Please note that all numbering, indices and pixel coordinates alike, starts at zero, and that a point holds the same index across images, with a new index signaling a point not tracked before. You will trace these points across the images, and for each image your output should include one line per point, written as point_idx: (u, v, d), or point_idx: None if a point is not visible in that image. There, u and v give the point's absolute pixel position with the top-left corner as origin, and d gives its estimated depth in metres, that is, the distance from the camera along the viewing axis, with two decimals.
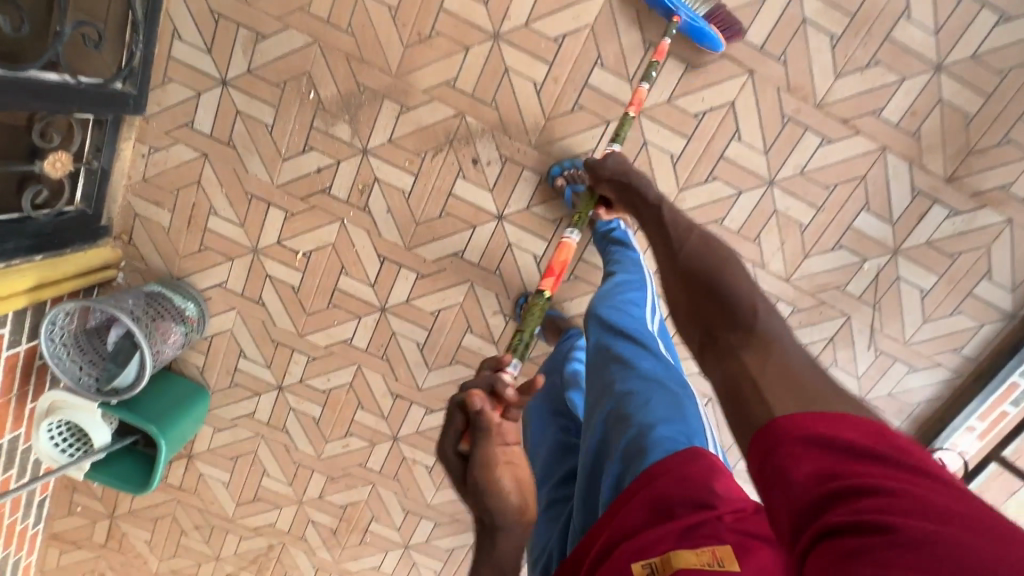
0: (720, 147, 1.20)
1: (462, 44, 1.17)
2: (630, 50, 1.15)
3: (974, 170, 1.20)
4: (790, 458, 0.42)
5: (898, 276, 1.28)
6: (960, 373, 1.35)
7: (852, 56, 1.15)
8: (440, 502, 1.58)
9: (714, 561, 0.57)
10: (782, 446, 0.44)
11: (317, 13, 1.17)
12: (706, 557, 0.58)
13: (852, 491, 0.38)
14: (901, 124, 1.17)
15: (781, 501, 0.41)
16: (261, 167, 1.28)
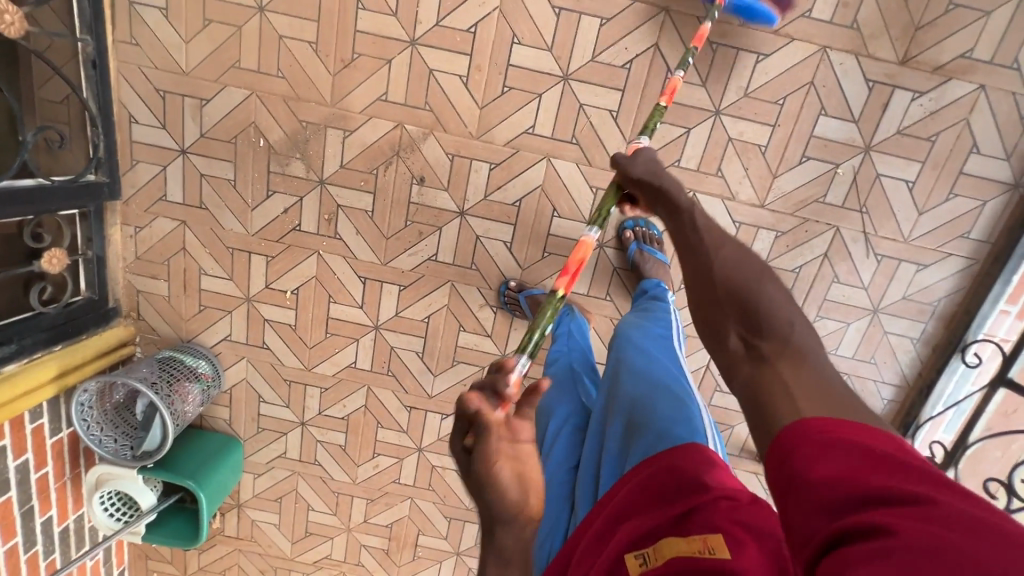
0: (655, 90, 1.19)
1: (384, 59, 1.21)
2: (543, 21, 1.17)
3: (928, 46, 1.14)
4: (795, 454, 0.47)
5: (878, 174, 1.23)
6: (973, 259, 1.27)
7: None
8: None
9: (704, 547, 0.65)
10: (792, 452, 0.48)
11: (247, 66, 1.24)
12: (696, 545, 0.66)
13: (842, 497, 0.42)
14: (835, 19, 1.13)
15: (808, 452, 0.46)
16: (235, 221, 1.36)
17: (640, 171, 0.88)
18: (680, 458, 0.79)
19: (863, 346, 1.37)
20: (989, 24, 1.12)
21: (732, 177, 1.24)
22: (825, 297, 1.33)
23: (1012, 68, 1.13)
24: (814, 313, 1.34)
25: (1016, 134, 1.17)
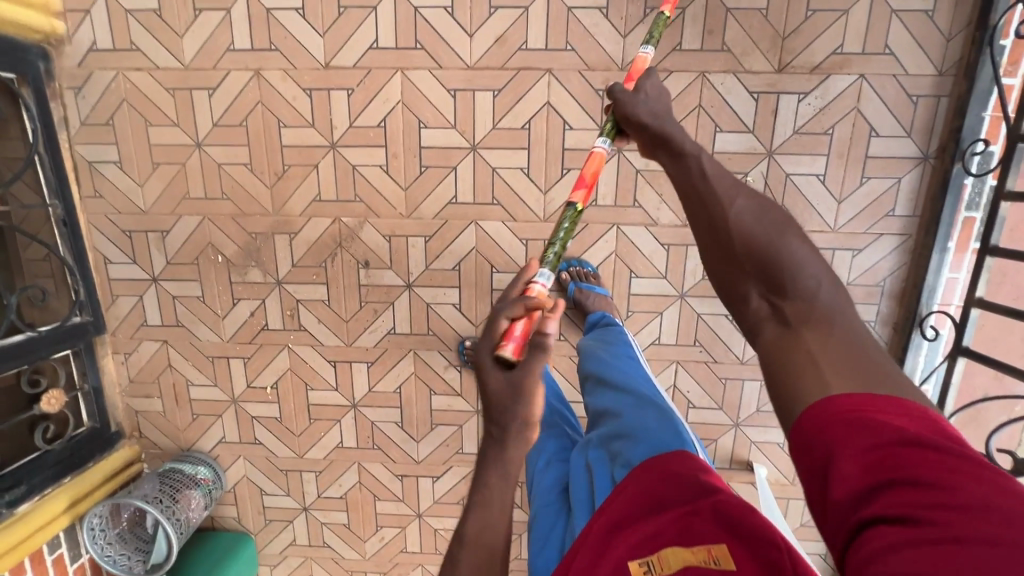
0: (558, 142, 1.28)
1: (311, 165, 1.34)
2: (442, 104, 1.28)
3: (799, 51, 1.20)
4: (816, 433, 0.52)
5: (788, 175, 1.27)
6: (906, 233, 1.29)
7: (628, 14, 1.21)
8: None
9: (710, 557, 0.63)
10: (815, 425, 0.53)
11: (195, 195, 1.38)
12: (702, 555, 0.64)
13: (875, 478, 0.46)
14: (705, 46, 1.21)
15: (833, 435, 0.51)
16: (210, 331, 1.48)
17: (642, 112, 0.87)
18: (675, 467, 0.79)
19: None
20: (852, 20, 1.18)
21: (649, 205, 1.31)
22: None
23: (886, 54, 1.19)
24: None
25: (909, 111, 1.21)
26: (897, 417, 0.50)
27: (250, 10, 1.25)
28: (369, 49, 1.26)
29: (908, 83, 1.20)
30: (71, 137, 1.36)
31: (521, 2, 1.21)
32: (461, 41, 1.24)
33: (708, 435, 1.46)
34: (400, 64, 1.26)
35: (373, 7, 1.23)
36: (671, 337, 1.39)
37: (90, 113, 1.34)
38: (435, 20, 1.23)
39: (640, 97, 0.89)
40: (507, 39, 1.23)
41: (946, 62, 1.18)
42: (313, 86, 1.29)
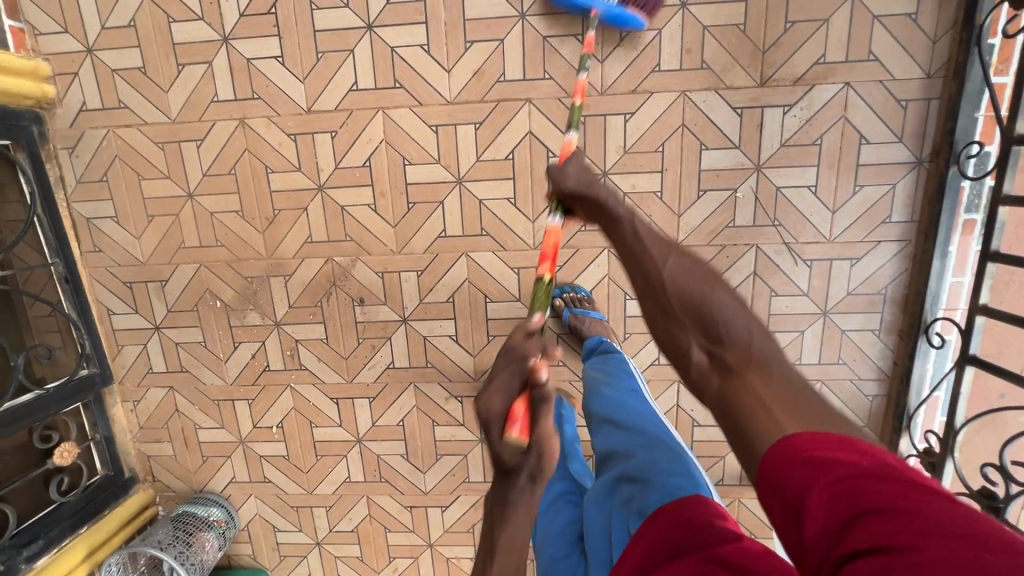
0: (542, 170, 1.28)
1: (301, 208, 1.35)
2: (425, 140, 1.28)
3: (781, 64, 1.18)
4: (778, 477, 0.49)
5: (779, 188, 1.25)
6: (904, 239, 1.26)
7: (603, 38, 1.20)
8: None
9: None
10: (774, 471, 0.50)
11: (191, 244, 1.40)
12: None
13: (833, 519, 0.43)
14: (684, 65, 1.20)
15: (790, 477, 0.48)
16: (213, 375, 1.50)
17: (573, 190, 0.87)
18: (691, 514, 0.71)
19: (826, 350, 1.35)
20: (832, 29, 1.16)
21: None
22: (769, 313, 1.33)
23: (870, 61, 1.16)
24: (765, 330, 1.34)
25: (899, 116, 1.19)
26: (847, 451, 0.47)
27: (231, 62, 1.27)
28: (349, 91, 1.27)
29: (895, 88, 1.18)
30: (68, 195, 1.39)
31: (496, 35, 1.21)
32: (439, 77, 1.24)
33: (715, 452, 1.43)
34: (380, 103, 1.27)
35: (350, 50, 1.24)
36: None
37: (85, 171, 1.37)
38: (412, 59, 1.24)
39: (567, 172, 0.87)
40: (484, 73, 1.23)
41: (933, 65, 1.16)
42: (297, 131, 1.30)
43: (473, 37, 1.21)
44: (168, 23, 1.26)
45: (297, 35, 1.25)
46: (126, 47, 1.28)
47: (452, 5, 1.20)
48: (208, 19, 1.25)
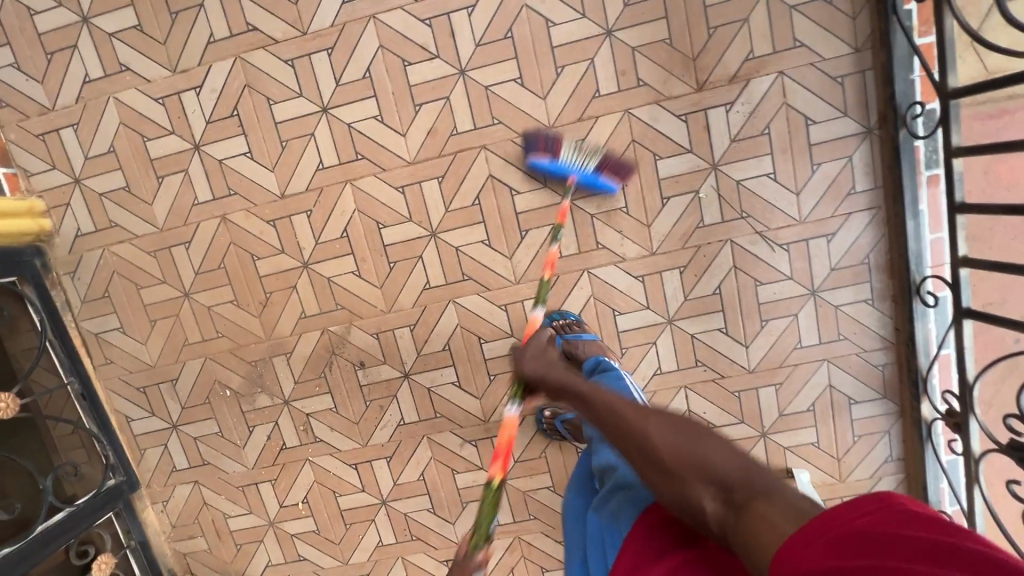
0: (510, 208, 1.33)
1: (290, 287, 1.41)
2: (396, 202, 1.34)
3: (713, 66, 1.23)
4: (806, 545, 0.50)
5: (740, 182, 1.28)
6: (873, 206, 1.27)
7: (541, 77, 1.26)
8: None
9: None
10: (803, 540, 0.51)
11: (194, 340, 1.46)
12: None
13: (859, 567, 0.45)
14: (622, 86, 1.25)
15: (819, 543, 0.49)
16: (234, 462, 1.52)
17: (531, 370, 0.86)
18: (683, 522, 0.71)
19: (824, 329, 1.34)
20: (754, 27, 1.21)
21: (613, 244, 1.33)
22: (759, 303, 1.33)
23: (796, 48, 1.21)
24: (759, 320, 1.34)
25: (838, 92, 1.22)
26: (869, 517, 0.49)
27: (204, 166, 1.36)
28: (316, 171, 1.34)
29: (827, 67, 1.21)
30: (76, 316, 1.47)
31: (441, 93, 1.28)
32: (396, 142, 1.31)
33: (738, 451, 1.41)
34: (347, 176, 1.34)
35: (310, 133, 1.32)
36: (672, 363, 1.38)
37: (88, 290, 1.45)
38: (368, 130, 1.31)
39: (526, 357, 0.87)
40: (438, 130, 1.30)
41: (858, 40, 1.20)
42: (276, 217, 1.37)
43: (421, 100, 1.29)
44: (144, 142, 1.36)
45: (260, 130, 1.33)
46: (109, 170, 1.38)
47: (396, 74, 1.28)
48: (178, 131, 1.35)
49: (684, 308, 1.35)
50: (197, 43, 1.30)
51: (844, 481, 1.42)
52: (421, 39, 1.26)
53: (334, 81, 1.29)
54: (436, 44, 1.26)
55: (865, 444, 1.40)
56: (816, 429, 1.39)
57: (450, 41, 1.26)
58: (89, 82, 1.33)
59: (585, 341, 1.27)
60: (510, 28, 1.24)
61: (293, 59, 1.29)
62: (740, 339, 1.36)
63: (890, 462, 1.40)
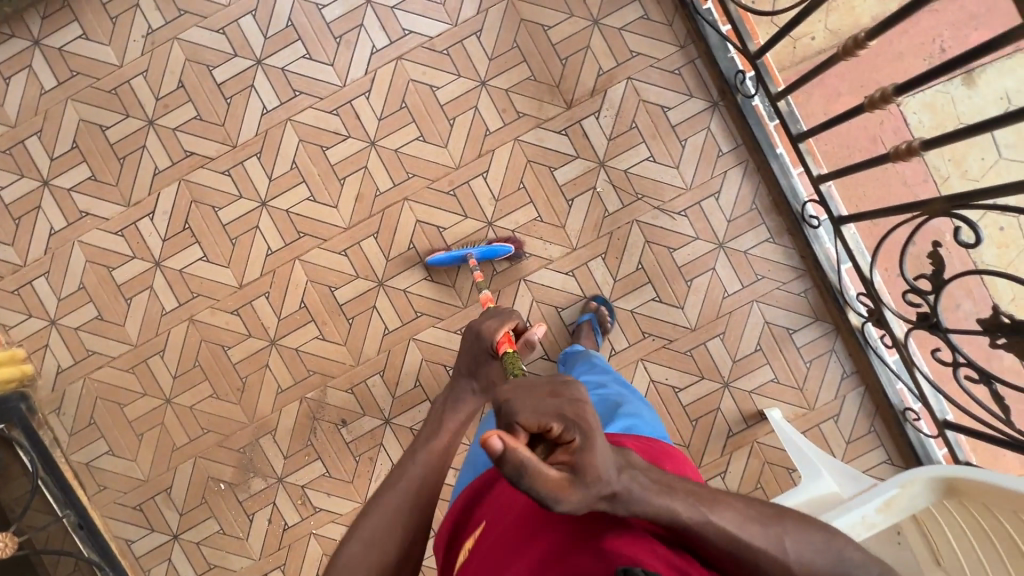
0: (441, 244, 1.50)
1: (263, 367, 1.51)
2: (342, 264, 1.50)
3: (574, 86, 1.48)
4: None
5: (627, 171, 1.49)
6: (743, 161, 1.48)
7: (438, 130, 1.49)
8: None
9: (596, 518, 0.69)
10: None
11: (181, 442, 1.52)
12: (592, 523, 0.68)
13: None
14: (506, 121, 1.49)
15: None
16: (240, 557, 1.52)
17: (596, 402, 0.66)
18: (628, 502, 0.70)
19: (742, 273, 1.49)
20: (596, 50, 1.48)
21: (538, 250, 1.49)
22: (679, 266, 1.49)
23: (635, 57, 1.48)
24: (684, 281, 1.49)
25: (679, 81, 1.48)
26: None
27: (167, 278, 1.51)
28: (266, 257, 1.51)
29: (664, 65, 1.48)
30: (65, 451, 1.52)
31: (359, 165, 1.49)
32: (331, 214, 1.50)
33: (709, 407, 1.49)
34: (295, 254, 1.50)
35: (255, 226, 1.50)
36: (623, 341, 1.49)
37: (75, 423, 1.53)
38: (304, 209, 1.50)
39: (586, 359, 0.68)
40: (364, 195, 1.50)
41: (680, 38, 1.48)
42: (238, 306, 1.51)
43: (343, 175, 1.50)
44: (110, 272, 1.52)
45: (211, 235, 1.51)
46: (81, 306, 1.52)
47: (317, 160, 1.50)
48: (138, 254, 1.51)
49: (617, 289, 1.49)
50: (145, 177, 1.51)
51: (814, 408, 1.49)
52: (332, 126, 1.49)
53: (268, 178, 1.50)
54: (346, 127, 1.49)
55: (819, 367, 1.49)
56: (770, 366, 1.49)
57: (357, 122, 1.49)
58: (55, 233, 1.51)
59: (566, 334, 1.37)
60: (403, 99, 1.49)
61: (229, 169, 1.50)
62: (674, 302, 1.49)
63: (848, 379, 1.49)
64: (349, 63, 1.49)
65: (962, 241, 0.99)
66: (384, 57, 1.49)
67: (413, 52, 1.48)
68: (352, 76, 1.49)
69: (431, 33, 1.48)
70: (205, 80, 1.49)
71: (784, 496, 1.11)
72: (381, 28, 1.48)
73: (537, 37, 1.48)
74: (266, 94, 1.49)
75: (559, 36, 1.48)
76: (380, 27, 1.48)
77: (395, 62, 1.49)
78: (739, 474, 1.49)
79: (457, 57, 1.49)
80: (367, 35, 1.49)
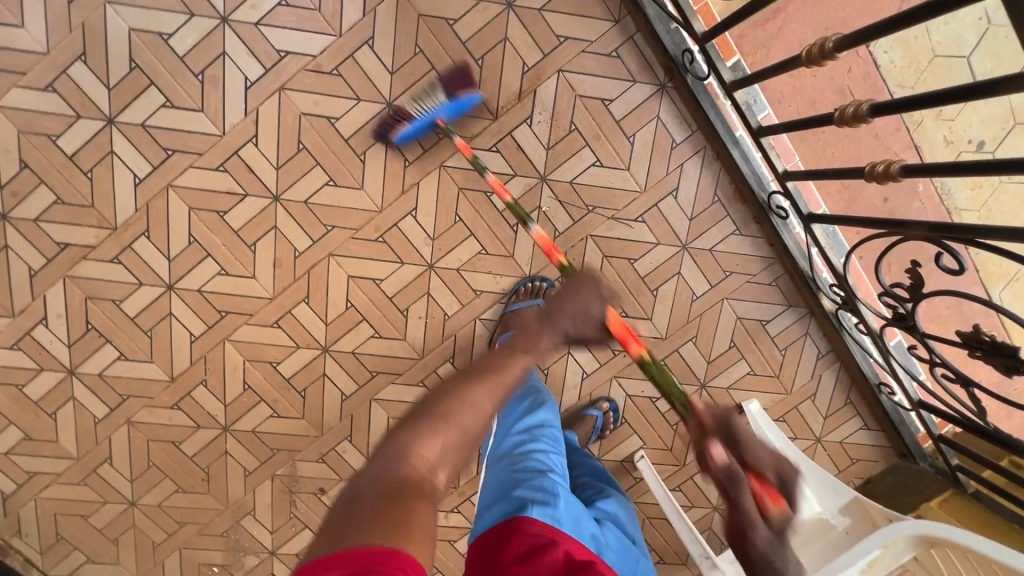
0: (381, 296, 1.34)
1: (222, 454, 1.42)
2: (277, 337, 1.36)
3: (497, 90, 1.26)
4: None
5: (572, 182, 1.31)
6: (700, 149, 1.32)
7: (348, 169, 1.28)
8: None
9: None
10: None
11: (160, 538, 1.47)
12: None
13: None
14: (425, 144, 1.28)
15: None
16: None
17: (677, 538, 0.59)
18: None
19: (708, 272, 1.39)
20: (514, 43, 1.24)
21: (489, 285, 1.35)
22: (642, 276, 1.38)
23: (562, 45, 1.25)
24: (649, 291, 1.39)
25: (619, 65, 1.26)
26: None
27: (87, 386, 1.36)
28: (191, 344, 1.35)
29: (598, 49, 1.25)
30: (43, 569, 1.47)
31: (267, 224, 1.29)
32: (249, 284, 1.32)
33: None
34: (222, 335, 1.35)
35: (167, 313, 1.33)
36: (593, 362, 1.41)
37: (41, 542, 1.45)
38: (217, 282, 1.32)
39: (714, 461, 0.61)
40: (282, 259, 1.31)
41: (613, 12, 1.24)
42: (176, 400, 1.38)
43: (252, 238, 1.30)
44: (21, 389, 1.35)
45: (122, 331, 1.33)
46: (3, 430, 1.38)
47: (217, 226, 1.29)
48: (46, 365, 1.34)
49: None
50: (21, 282, 1.29)
51: (791, 391, 1.48)
52: (223, 185, 1.27)
53: (167, 259, 1.30)
54: (239, 184, 1.27)
55: (794, 353, 1.45)
56: (745, 360, 1.45)
57: (251, 175, 1.26)
58: None
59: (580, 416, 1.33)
60: (299, 139, 1.25)
61: (118, 255, 1.29)
62: (642, 314, 1.40)
63: (824, 358, 1.47)
64: (222, 104, 1.23)
65: (943, 268, 0.89)
66: (263, 90, 1.23)
67: (296, 78, 1.23)
68: (230, 120, 1.24)
69: (313, 51, 1.22)
70: (52, 154, 1.22)
71: (770, 520, 1.16)
72: (249, 54, 1.21)
73: (442, 36, 1.23)
74: (134, 161, 1.24)
75: (468, 31, 1.23)
76: (248, 54, 1.21)
77: (278, 94, 1.23)
78: None
79: (351, 76, 1.24)
80: (235, 66, 1.21)
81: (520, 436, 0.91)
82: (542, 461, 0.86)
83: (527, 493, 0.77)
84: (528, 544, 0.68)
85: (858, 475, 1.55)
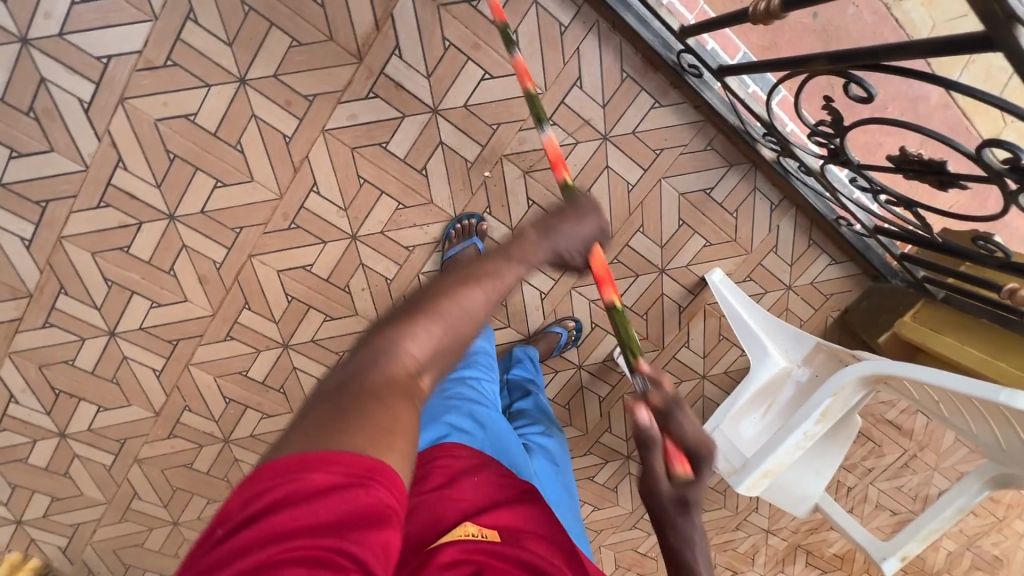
0: (318, 279, 1.31)
1: (233, 462, 1.49)
2: (235, 348, 1.35)
3: (351, 29, 1.13)
4: None
5: (467, 105, 1.21)
6: (589, 28, 1.19)
7: (229, 164, 1.18)
8: (635, 517, 1.72)
9: (478, 533, 0.60)
10: None
11: None
12: (481, 533, 0.60)
13: None
14: (298, 112, 1.17)
15: None
16: None
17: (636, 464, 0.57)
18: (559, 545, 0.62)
19: (639, 156, 1.31)
20: None
21: (419, 237, 1.30)
22: (571, 181, 1.31)
23: None
24: (583, 195, 1.32)
25: None
26: None
27: (84, 442, 1.41)
28: (159, 378, 1.36)
29: None
30: None
31: (175, 244, 1.24)
32: (184, 307, 1.30)
33: (653, 297, 1.45)
34: (183, 361, 1.35)
35: (122, 358, 1.33)
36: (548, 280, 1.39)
37: None
38: (153, 314, 1.30)
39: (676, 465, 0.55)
40: (206, 275, 1.27)
41: None
42: (170, 430, 1.43)
43: (165, 263, 1.25)
44: (27, 462, 1.42)
45: (87, 386, 1.35)
46: (31, 499, 1.46)
47: (125, 262, 1.24)
48: (36, 435, 1.39)
49: None
50: None
51: (754, 249, 1.45)
52: (112, 219, 1.19)
53: (96, 307, 1.27)
54: (129, 214, 1.20)
55: (747, 211, 1.40)
56: (699, 234, 1.41)
57: (135, 200, 1.19)
58: None
59: (544, 334, 1.39)
60: (166, 148, 1.15)
61: (47, 320, 1.27)
62: None
63: (778, 208, 1.41)
64: (69, 136, 1.12)
65: (854, 98, 0.82)
66: (103, 107, 1.11)
67: (133, 83, 1.10)
68: (84, 149, 1.13)
69: (136, 46, 1.08)
70: None
71: (739, 389, 1.16)
72: (70, 72, 1.08)
73: None
74: (13, 224, 1.17)
75: None
76: (69, 72, 1.08)
77: (121, 106, 1.11)
78: (702, 337, 1.52)
79: (189, 61, 1.10)
80: (62, 90, 1.09)
81: (452, 363, 0.96)
82: (472, 388, 0.91)
83: (454, 420, 0.82)
84: (455, 463, 0.73)
85: (836, 307, 1.53)
